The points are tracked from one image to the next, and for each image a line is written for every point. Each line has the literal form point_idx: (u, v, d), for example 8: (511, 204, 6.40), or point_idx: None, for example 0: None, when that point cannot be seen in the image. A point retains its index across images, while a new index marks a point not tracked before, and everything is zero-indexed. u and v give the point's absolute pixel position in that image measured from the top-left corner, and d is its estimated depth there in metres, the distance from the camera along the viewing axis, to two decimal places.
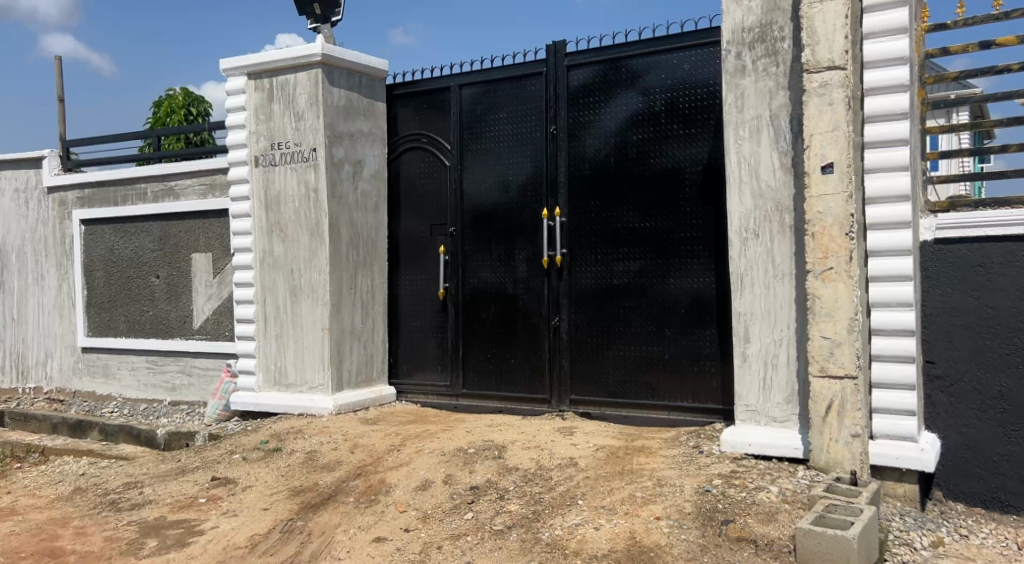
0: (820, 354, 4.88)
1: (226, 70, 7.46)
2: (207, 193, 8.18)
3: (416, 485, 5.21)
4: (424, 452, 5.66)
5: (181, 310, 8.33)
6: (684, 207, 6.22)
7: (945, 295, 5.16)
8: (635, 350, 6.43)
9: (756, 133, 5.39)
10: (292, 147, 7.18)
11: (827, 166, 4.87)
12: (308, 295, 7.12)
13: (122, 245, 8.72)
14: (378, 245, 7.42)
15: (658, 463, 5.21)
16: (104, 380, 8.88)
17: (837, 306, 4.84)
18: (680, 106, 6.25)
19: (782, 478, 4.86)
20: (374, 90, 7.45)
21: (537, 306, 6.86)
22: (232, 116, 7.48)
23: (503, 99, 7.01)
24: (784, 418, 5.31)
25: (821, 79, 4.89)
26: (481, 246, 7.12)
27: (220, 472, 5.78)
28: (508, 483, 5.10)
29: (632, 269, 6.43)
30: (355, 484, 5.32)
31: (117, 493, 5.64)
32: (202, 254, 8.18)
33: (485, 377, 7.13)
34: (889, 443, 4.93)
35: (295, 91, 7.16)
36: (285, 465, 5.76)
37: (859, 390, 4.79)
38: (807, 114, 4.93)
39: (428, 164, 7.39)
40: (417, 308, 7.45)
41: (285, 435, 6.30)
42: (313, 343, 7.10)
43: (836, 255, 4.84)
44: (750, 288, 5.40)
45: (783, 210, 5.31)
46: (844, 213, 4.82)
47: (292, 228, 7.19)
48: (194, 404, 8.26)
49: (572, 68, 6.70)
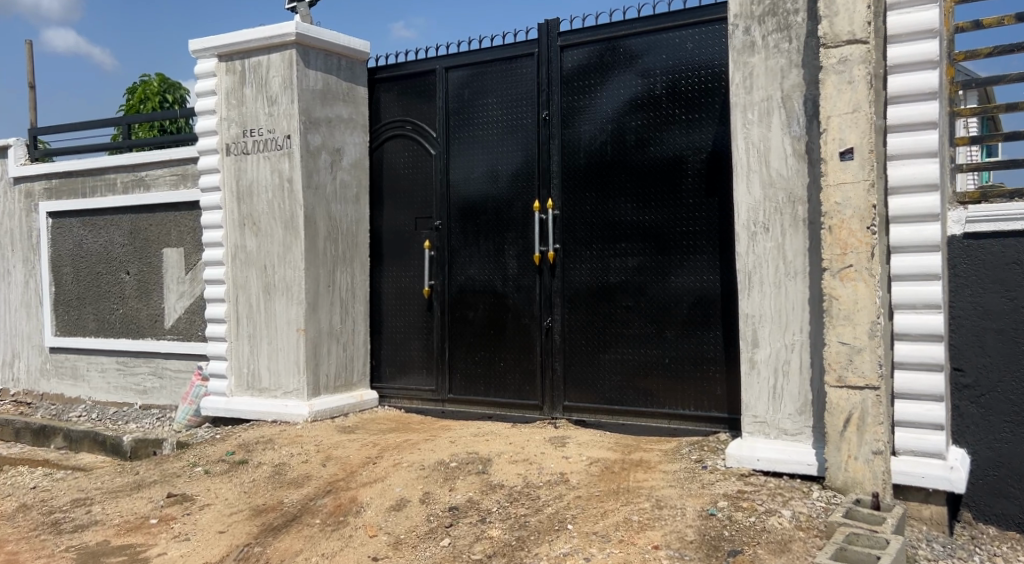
0: (837, 361, 4.38)
1: (195, 52, 6.96)
2: (179, 184, 7.68)
3: (390, 505, 4.73)
4: (402, 465, 5.17)
5: (152, 309, 7.84)
6: (686, 199, 5.72)
7: (975, 295, 4.66)
8: (633, 353, 5.93)
9: (766, 117, 4.89)
10: (265, 134, 6.69)
11: (846, 152, 4.37)
12: (283, 293, 6.63)
13: (90, 240, 8.24)
14: (359, 240, 6.93)
15: (657, 481, 4.73)
16: (72, 382, 8.39)
17: (857, 308, 4.35)
18: (682, 89, 5.74)
19: (794, 500, 4.37)
20: (354, 74, 6.95)
21: (527, 305, 6.37)
22: (202, 102, 6.99)
23: (492, 83, 6.50)
24: (796, 431, 4.82)
25: (841, 53, 4.38)
26: (468, 241, 6.63)
27: (178, 488, 5.30)
28: (492, 503, 4.61)
29: (630, 266, 5.93)
30: (323, 503, 4.86)
31: (62, 512, 5.16)
32: (173, 249, 7.69)
33: (473, 381, 6.64)
34: (914, 459, 4.43)
35: (268, 73, 6.67)
36: (250, 481, 5.28)
37: (881, 401, 4.30)
38: (823, 94, 4.43)
39: (412, 153, 6.89)
40: (401, 307, 6.95)
41: (253, 445, 5.81)
42: (287, 345, 6.62)
43: (856, 251, 4.34)
44: (760, 287, 4.90)
45: (795, 202, 4.81)
46: (865, 204, 4.32)
47: (265, 221, 6.70)
48: (166, 409, 7.77)
49: (566, 49, 6.19)
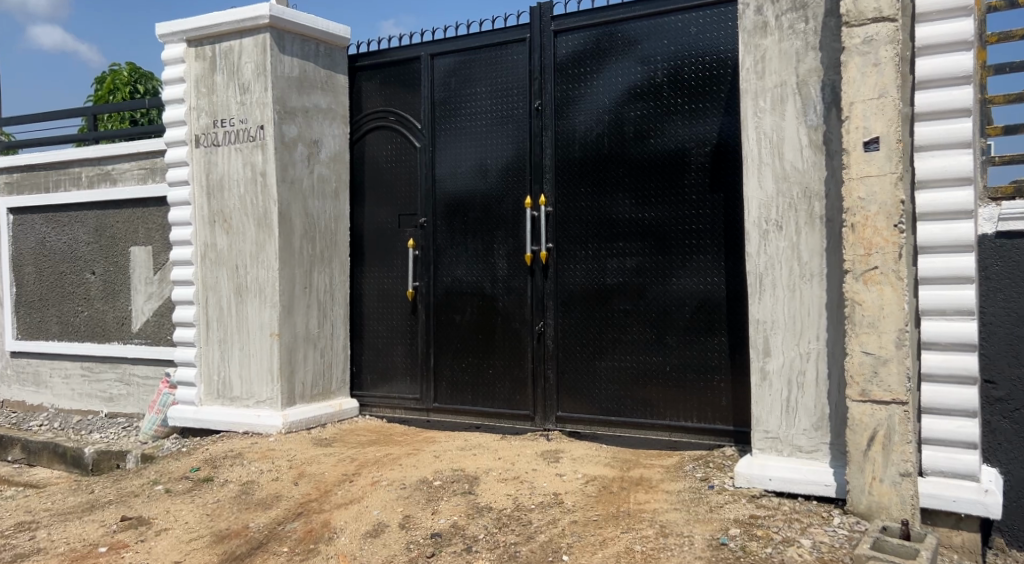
0: (861, 374, 3.97)
1: (162, 36, 6.49)
2: (147, 178, 7.19)
3: (366, 531, 4.30)
4: (381, 485, 4.74)
5: (119, 311, 7.37)
6: (689, 194, 5.30)
7: (1008, 301, 4.25)
8: (632, 360, 5.50)
9: (779, 104, 4.47)
10: (237, 124, 6.22)
11: (870, 142, 3.96)
12: (255, 295, 6.17)
13: (53, 237, 7.77)
14: (338, 239, 6.49)
15: (661, 503, 4.31)
16: (34, 388, 7.91)
17: (883, 315, 3.94)
18: (684, 77, 5.31)
19: (813, 527, 3.97)
20: (333, 61, 6.49)
21: (518, 308, 5.93)
22: (170, 90, 6.52)
23: (480, 71, 6.07)
24: (812, 448, 4.40)
25: (865, 33, 3.96)
26: (455, 239, 6.19)
27: (134, 510, 4.85)
28: (478, 529, 4.18)
29: (628, 267, 5.51)
30: (293, 528, 4.43)
31: (6, 537, 4.71)
32: (141, 247, 7.22)
33: (460, 389, 6.19)
34: (944, 482, 4.01)
35: (240, 59, 6.21)
36: (214, 501, 4.83)
37: (910, 418, 3.90)
38: (845, 78, 4.01)
39: (395, 145, 6.45)
40: (383, 310, 6.51)
41: (221, 460, 5.36)
42: (260, 351, 6.16)
43: (881, 251, 3.93)
44: (772, 290, 4.47)
45: (811, 197, 4.39)
46: (892, 199, 3.92)
47: (236, 218, 6.24)
48: (133, 417, 7.29)
49: (560, 34, 5.76)
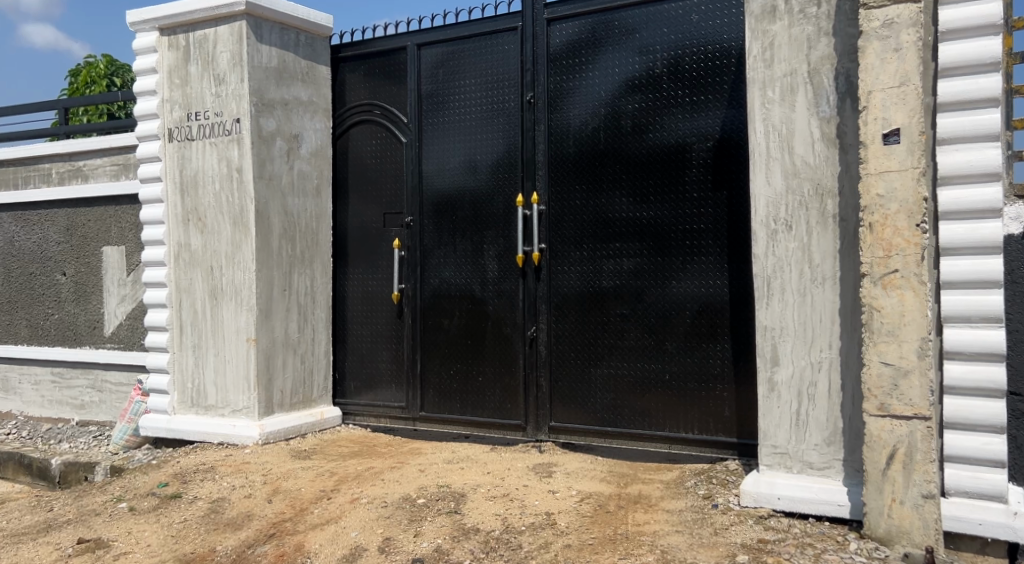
0: (879, 387, 3.65)
1: (133, 24, 6.14)
2: (119, 174, 6.85)
3: (342, 555, 3.98)
4: (360, 503, 4.41)
5: (90, 314, 7.03)
6: (690, 192, 4.98)
7: None
8: (629, 367, 5.18)
9: (789, 94, 4.15)
10: (211, 117, 5.88)
11: (890, 134, 3.65)
12: (231, 298, 5.83)
13: (22, 237, 7.41)
14: (319, 239, 6.16)
15: (661, 525, 3.99)
16: (4, 395, 7.56)
17: (903, 322, 3.62)
18: (685, 67, 4.99)
19: (828, 554, 3.66)
20: (314, 51, 6.16)
21: (509, 312, 5.60)
22: (142, 81, 6.18)
23: (469, 62, 5.74)
24: (824, 465, 4.08)
25: (885, 15, 3.65)
26: (442, 239, 5.86)
27: (94, 531, 4.53)
28: (463, 554, 3.86)
29: (625, 269, 5.19)
30: (263, 551, 4.11)
31: None
32: (114, 247, 6.88)
33: (448, 398, 5.86)
34: (968, 503, 3.69)
35: (215, 48, 5.86)
36: (180, 521, 4.50)
37: (932, 434, 3.58)
38: (863, 65, 3.70)
39: (380, 140, 6.11)
40: (368, 313, 6.17)
41: (191, 475, 5.02)
42: (235, 357, 5.81)
43: (902, 252, 3.62)
44: (781, 295, 4.15)
45: (824, 195, 4.08)
46: (913, 196, 3.60)
47: (211, 216, 5.89)
48: (105, 426, 6.92)
49: (554, 23, 5.43)
